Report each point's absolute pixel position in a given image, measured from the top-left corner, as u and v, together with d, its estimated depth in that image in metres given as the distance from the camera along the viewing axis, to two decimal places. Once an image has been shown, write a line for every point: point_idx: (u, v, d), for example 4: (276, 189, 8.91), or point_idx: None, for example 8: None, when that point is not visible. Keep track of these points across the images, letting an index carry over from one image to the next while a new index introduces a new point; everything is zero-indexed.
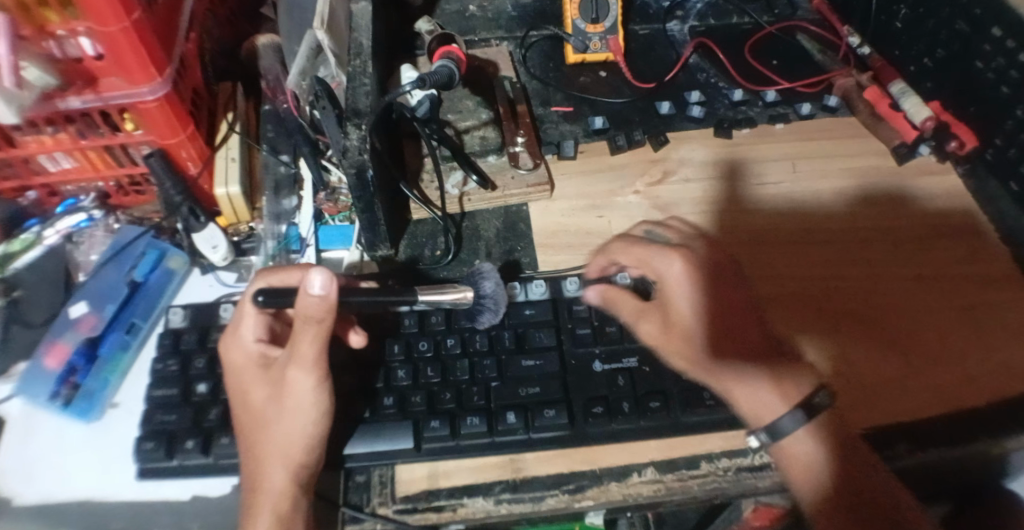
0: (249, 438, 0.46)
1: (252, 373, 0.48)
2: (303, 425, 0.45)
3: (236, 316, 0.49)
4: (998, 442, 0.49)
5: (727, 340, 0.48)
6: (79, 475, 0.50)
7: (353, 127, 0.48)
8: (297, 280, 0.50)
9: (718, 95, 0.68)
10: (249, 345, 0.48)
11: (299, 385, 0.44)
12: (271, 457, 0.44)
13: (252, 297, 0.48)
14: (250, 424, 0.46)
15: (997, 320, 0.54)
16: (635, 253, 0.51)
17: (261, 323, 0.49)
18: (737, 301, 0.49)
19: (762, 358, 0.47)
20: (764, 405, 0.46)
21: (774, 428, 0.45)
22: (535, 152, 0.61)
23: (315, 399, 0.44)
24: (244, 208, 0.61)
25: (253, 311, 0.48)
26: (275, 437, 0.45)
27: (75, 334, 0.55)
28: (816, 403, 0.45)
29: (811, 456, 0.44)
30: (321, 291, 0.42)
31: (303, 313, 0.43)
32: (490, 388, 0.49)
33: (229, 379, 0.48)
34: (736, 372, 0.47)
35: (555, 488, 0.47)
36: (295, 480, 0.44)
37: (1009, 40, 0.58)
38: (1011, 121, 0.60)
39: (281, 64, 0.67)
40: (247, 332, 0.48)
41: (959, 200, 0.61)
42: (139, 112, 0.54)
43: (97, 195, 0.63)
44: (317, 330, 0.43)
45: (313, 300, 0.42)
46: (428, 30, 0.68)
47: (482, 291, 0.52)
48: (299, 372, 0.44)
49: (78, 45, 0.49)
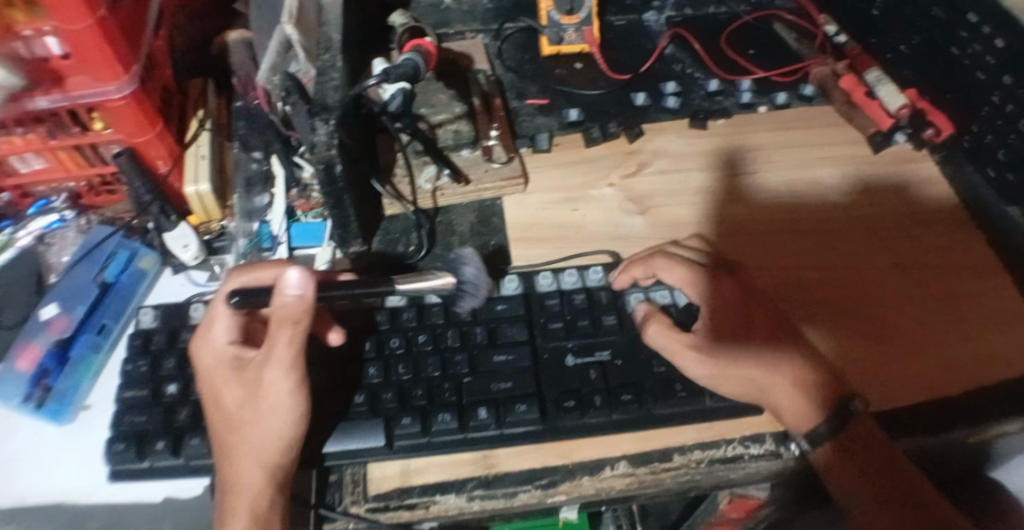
0: (219, 439, 0.45)
1: (224, 373, 0.47)
2: (279, 424, 0.44)
3: (208, 315, 0.49)
4: (978, 431, 0.48)
5: (744, 339, 0.50)
6: (50, 479, 0.50)
7: (321, 123, 0.48)
8: (271, 277, 0.50)
9: (694, 86, 0.67)
10: (221, 347, 0.48)
11: (275, 385, 0.44)
12: (243, 458, 0.44)
13: (225, 297, 0.49)
14: (219, 426, 0.46)
15: (977, 307, 0.54)
16: (680, 272, 0.52)
17: (234, 324, 0.49)
18: (743, 307, 0.51)
19: (771, 353, 0.49)
20: (795, 407, 0.47)
21: (813, 434, 0.46)
22: (509, 145, 0.61)
23: (292, 401, 0.44)
24: (214, 207, 0.61)
25: (226, 311, 0.48)
26: (248, 441, 0.44)
27: (47, 336, 0.54)
28: (850, 410, 0.47)
29: (845, 460, 0.46)
30: (298, 290, 0.43)
31: (280, 314, 0.43)
32: (462, 384, 0.49)
33: (201, 381, 0.47)
34: (758, 365, 0.48)
35: (528, 483, 0.46)
36: (269, 481, 0.44)
37: (985, 26, 0.57)
38: (987, 108, 0.59)
39: (252, 60, 0.66)
40: (219, 333, 0.48)
41: (937, 189, 0.61)
42: (107, 111, 0.54)
43: (69, 195, 0.62)
44: (293, 333, 0.43)
45: (290, 300, 0.42)
46: (401, 24, 0.66)
47: (463, 276, 0.51)
48: (275, 374, 0.44)
49: (44, 45, 0.49)
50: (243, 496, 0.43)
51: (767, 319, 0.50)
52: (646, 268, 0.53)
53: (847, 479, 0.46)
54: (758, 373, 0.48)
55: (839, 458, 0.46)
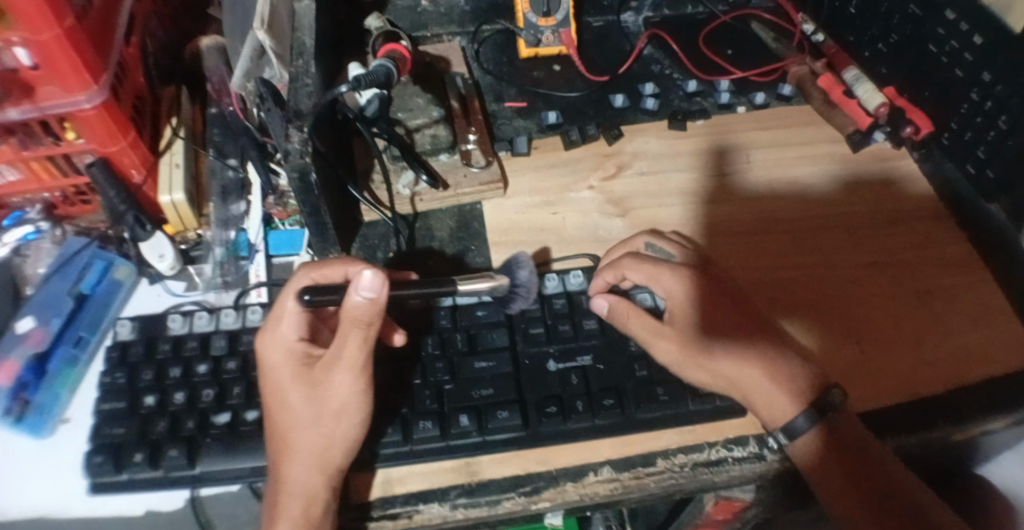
0: (278, 440, 0.45)
1: (292, 371, 0.46)
2: (344, 428, 0.44)
3: (275, 310, 0.48)
4: (959, 428, 0.49)
5: (730, 335, 0.49)
6: (28, 494, 0.49)
7: (294, 130, 0.48)
8: (341, 275, 0.48)
9: (673, 87, 0.67)
10: (291, 343, 0.47)
11: (344, 387, 0.44)
12: (302, 464, 0.44)
13: (295, 294, 0.47)
14: (274, 430, 0.46)
15: (955, 304, 0.54)
16: (646, 268, 0.51)
17: (302, 321, 0.47)
18: (731, 305, 0.50)
19: (753, 350, 0.49)
20: (772, 404, 0.47)
21: (790, 428, 0.46)
22: (487, 149, 0.60)
23: (361, 402, 0.44)
24: (190, 216, 0.60)
25: (295, 308, 0.47)
26: (308, 445, 0.44)
27: (24, 350, 0.53)
28: (829, 402, 0.46)
29: (829, 463, 0.45)
30: (371, 293, 0.42)
31: (351, 315, 0.42)
32: (443, 391, 0.49)
33: (269, 376, 0.47)
34: (743, 362, 0.48)
35: (512, 491, 0.46)
36: (329, 484, 0.44)
37: (962, 23, 0.58)
38: (966, 105, 0.60)
39: (226, 66, 0.66)
40: (289, 331, 0.47)
41: (914, 185, 0.61)
42: (77, 120, 0.53)
43: (44, 206, 0.61)
44: (365, 334, 0.43)
45: (361, 303, 0.42)
46: (376, 27, 0.66)
47: (517, 280, 0.52)
48: (342, 376, 0.44)
49: (14, 55, 0.47)
50: (298, 499, 0.43)
51: (753, 317, 0.50)
52: (613, 268, 0.52)
53: (833, 484, 0.45)
54: (742, 368, 0.48)
55: (824, 462, 0.46)
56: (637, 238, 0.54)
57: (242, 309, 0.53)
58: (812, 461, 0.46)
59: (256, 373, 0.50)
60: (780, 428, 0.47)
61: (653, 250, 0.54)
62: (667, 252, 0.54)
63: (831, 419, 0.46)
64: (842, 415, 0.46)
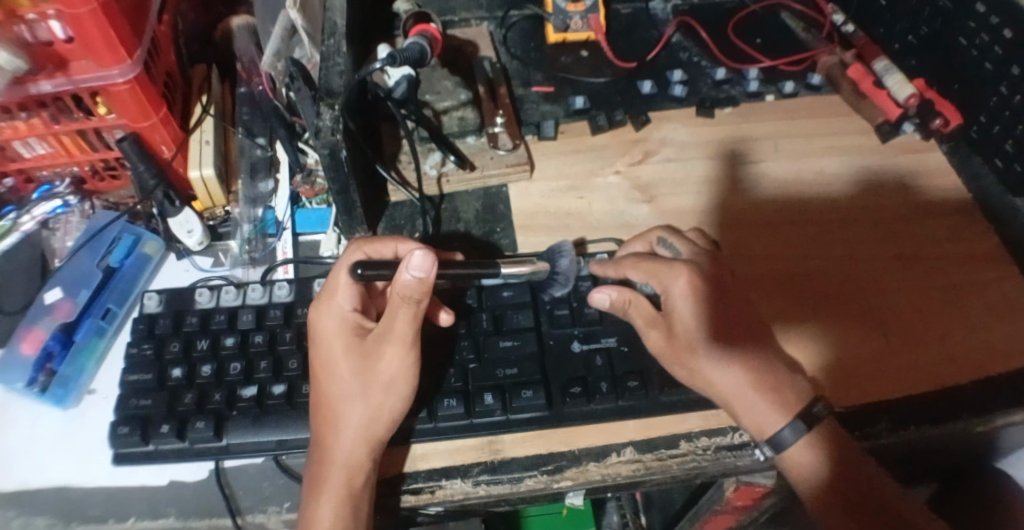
0: (321, 416, 0.46)
1: (345, 340, 0.47)
2: (392, 401, 0.45)
3: (329, 282, 0.48)
4: (983, 421, 0.48)
5: (729, 346, 0.47)
6: (54, 463, 0.49)
7: (325, 108, 0.47)
8: (391, 252, 0.49)
9: (700, 74, 0.67)
10: (345, 314, 0.47)
11: (396, 362, 0.45)
12: (346, 437, 0.44)
13: (348, 267, 0.48)
14: (321, 399, 0.46)
15: (983, 299, 0.53)
16: (644, 266, 0.50)
17: (357, 293, 0.48)
18: (738, 304, 0.49)
19: (757, 383, 0.46)
20: (761, 418, 0.45)
21: (777, 440, 0.45)
22: (514, 133, 0.60)
23: (406, 376, 0.45)
24: (219, 193, 0.61)
25: (349, 282, 0.47)
26: (354, 417, 0.45)
27: (52, 320, 0.54)
28: (814, 413, 0.45)
29: (821, 492, 0.44)
30: (419, 273, 0.42)
31: (401, 293, 0.43)
32: (468, 369, 0.49)
33: (320, 347, 0.47)
34: (748, 388, 0.46)
35: (533, 469, 0.46)
36: (371, 455, 0.45)
37: (993, 16, 0.57)
38: (995, 98, 0.59)
39: (256, 47, 0.67)
40: (343, 301, 0.47)
41: (945, 177, 0.60)
42: (110, 96, 0.53)
43: (73, 180, 0.62)
44: (415, 310, 0.44)
45: (410, 281, 0.42)
46: (405, 10, 0.66)
47: (557, 267, 0.53)
48: (394, 351, 0.45)
49: (49, 29, 0.48)
50: (341, 470, 0.44)
51: None
52: (615, 267, 0.52)
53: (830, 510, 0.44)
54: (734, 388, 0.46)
55: (821, 497, 0.44)
56: (650, 233, 0.53)
57: (268, 285, 0.54)
58: (811, 496, 0.45)
59: (282, 347, 0.50)
60: (764, 442, 0.45)
61: (664, 247, 0.52)
62: (681, 248, 0.52)
63: (816, 433, 0.45)
64: (828, 428, 0.45)
